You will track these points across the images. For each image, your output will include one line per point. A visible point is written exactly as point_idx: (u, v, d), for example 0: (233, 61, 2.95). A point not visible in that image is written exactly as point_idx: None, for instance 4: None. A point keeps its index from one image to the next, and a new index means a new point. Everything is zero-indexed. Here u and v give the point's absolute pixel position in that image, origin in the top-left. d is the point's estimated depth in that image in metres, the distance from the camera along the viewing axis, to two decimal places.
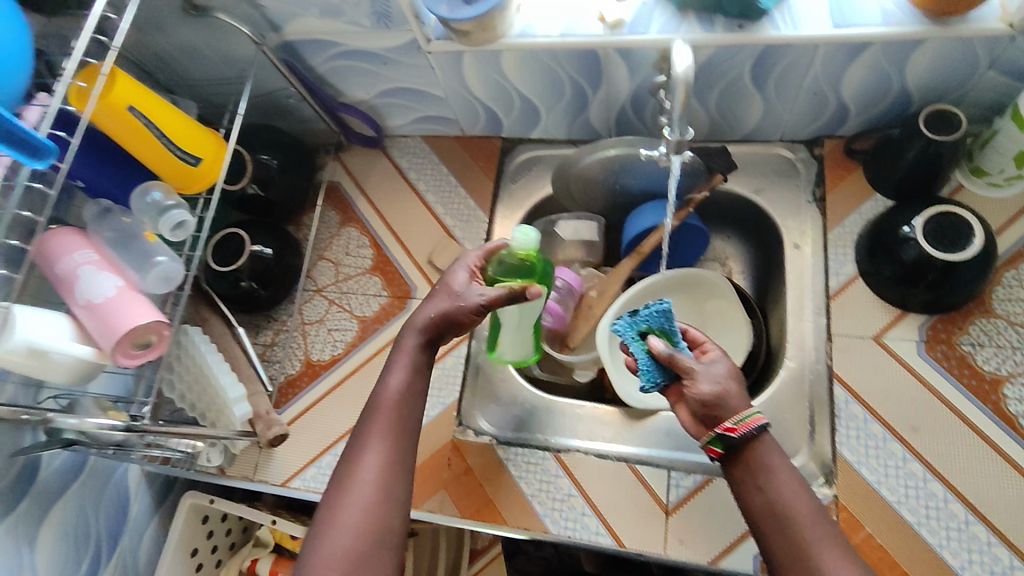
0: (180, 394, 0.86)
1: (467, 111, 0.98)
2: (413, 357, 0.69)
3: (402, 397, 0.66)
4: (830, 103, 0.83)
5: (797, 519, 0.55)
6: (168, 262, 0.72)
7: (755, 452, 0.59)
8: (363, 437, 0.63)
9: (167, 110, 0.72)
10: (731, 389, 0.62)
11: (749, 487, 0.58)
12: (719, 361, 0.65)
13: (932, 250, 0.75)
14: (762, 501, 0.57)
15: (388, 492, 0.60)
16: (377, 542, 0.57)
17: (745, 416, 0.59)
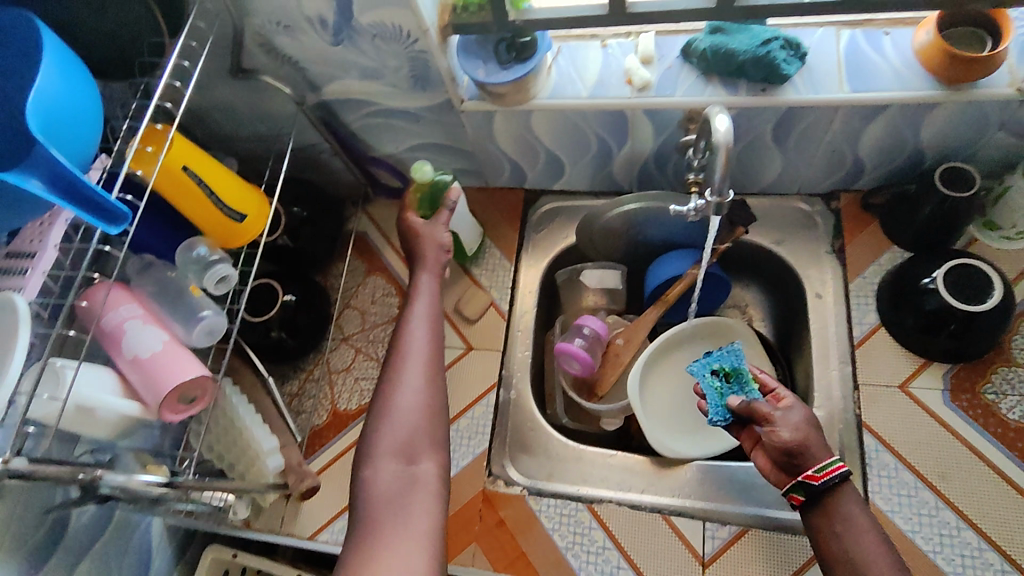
0: (208, 445, 0.84)
1: (494, 165, 1.01)
2: (432, 286, 0.83)
3: (431, 316, 0.79)
4: (847, 159, 0.87)
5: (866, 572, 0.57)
6: (213, 316, 0.73)
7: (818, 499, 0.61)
8: (402, 346, 0.76)
9: (218, 171, 0.74)
10: (812, 437, 0.65)
11: (828, 534, 0.62)
12: (798, 408, 0.67)
13: (954, 300, 0.77)
14: (835, 553, 0.60)
15: (433, 384, 0.73)
16: (428, 419, 0.70)
17: (828, 464, 0.62)
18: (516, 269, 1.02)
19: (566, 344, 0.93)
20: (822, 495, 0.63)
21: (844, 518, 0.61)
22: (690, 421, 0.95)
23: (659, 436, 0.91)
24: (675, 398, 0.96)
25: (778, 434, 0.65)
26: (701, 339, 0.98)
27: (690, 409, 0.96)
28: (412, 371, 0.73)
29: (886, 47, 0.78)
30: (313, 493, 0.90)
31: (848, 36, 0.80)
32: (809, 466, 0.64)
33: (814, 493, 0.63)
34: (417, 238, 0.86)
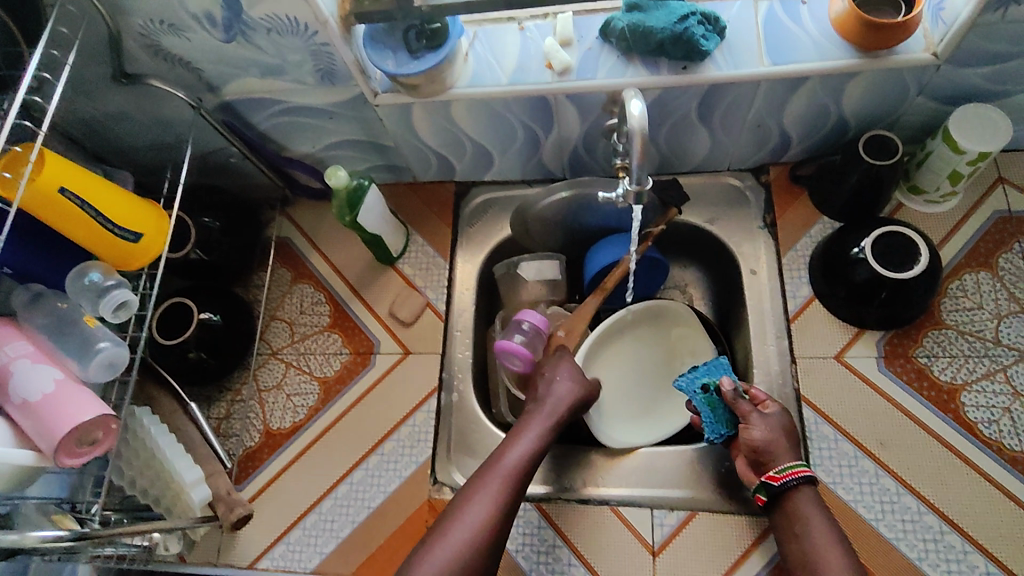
0: (131, 480, 0.80)
1: (419, 159, 0.96)
2: (543, 432, 0.75)
3: (526, 461, 0.72)
4: (773, 132, 0.86)
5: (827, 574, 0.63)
6: (112, 347, 0.67)
7: (793, 502, 0.69)
8: (482, 481, 0.70)
9: (103, 187, 0.68)
10: (779, 440, 0.72)
11: (787, 535, 0.68)
12: (775, 416, 0.73)
13: (883, 270, 0.77)
14: (799, 548, 0.66)
15: (493, 530, 0.67)
16: (472, 567, 0.64)
17: (784, 468, 0.69)
18: (451, 265, 0.98)
19: (505, 340, 0.88)
20: (782, 497, 0.69)
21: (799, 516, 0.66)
22: (641, 407, 0.94)
23: (608, 428, 0.91)
24: (621, 386, 0.95)
25: (750, 433, 0.72)
26: (646, 326, 0.97)
27: (638, 395, 0.95)
28: (474, 513, 0.67)
29: (804, 16, 0.77)
30: (246, 522, 0.85)
31: (766, 7, 0.79)
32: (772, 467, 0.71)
33: (773, 493, 0.69)
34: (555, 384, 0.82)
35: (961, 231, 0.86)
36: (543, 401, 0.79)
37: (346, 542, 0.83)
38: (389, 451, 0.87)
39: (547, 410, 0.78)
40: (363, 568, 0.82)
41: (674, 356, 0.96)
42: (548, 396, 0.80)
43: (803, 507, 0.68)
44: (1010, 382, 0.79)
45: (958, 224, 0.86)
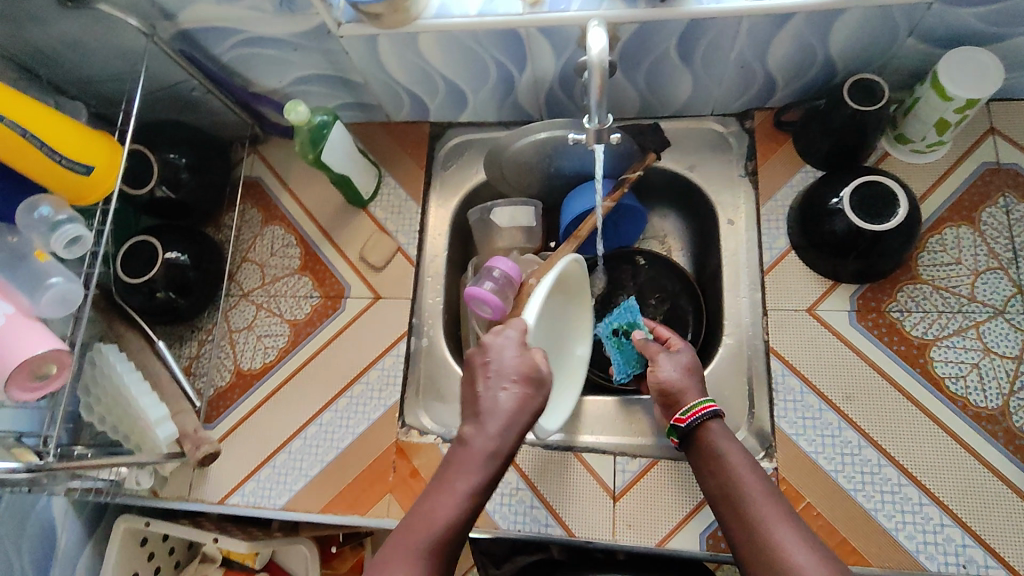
0: (100, 417, 0.80)
1: (391, 97, 0.93)
2: (472, 486, 0.57)
3: (456, 520, 0.56)
4: (757, 75, 0.82)
5: (748, 496, 0.60)
6: (65, 283, 0.66)
7: (705, 437, 0.67)
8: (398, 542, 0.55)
9: (48, 117, 0.66)
10: (688, 381, 0.72)
11: (705, 472, 0.65)
12: (685, 351, 0.76)
13: (860, 222, 0.75)
14: (717, 482, 0.64)
15: None
16: None
17: (695, 405, 0.68)
18: (423, 209, 0.96)
19: (475, 287, 0.87)
20: (692, 436, 0.68)
21: (715, 449, 0.65)
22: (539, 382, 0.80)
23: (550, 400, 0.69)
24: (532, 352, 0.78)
25: (658, 373, 0.73)
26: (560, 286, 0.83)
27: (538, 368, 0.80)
28: None
29: None
30: (214, 459, 0.86)
31: None
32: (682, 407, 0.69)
33: (682, 434, 0.68)
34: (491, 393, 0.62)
35: (946, 182, 0.83)
36: (475, 427, 0.60)
37: (313, 481, 0.84)
38: (358, 394, 0.87)
39: (479, 451, 0.58)
40: (330, 506, 0.83)
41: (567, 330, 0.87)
42: (489, 417, 0.60)
43: (715, 438, 0.66)
44: (982, 339, 0.77)
45: (944, 175, 0.84)
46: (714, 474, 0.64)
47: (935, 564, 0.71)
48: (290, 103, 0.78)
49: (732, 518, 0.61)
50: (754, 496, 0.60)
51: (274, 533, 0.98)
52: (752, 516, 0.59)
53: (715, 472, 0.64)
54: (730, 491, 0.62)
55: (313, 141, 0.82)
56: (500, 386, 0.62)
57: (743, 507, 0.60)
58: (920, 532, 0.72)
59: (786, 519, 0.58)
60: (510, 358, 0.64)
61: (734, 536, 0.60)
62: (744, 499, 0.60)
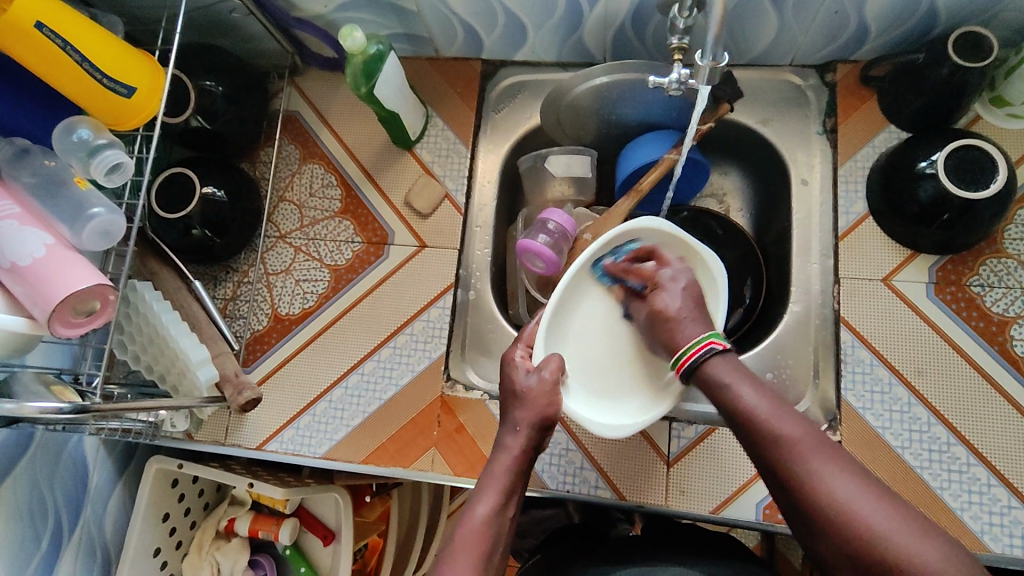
0: (134, 356, 0.76)
1: (444, 29, 0.86)
2: (507, 482, 0.60)
3: (499, 512, 0.58)
4: (849, 23, 0.76)
5: (785, 441, 0.54)
6: (107, 214, 0.61)
7: (715, 374, 0.61)
8: (453, 536, 0.57)
9: (88, 30, 0.60)
10: (688, 312, 0.67)
11: (727, 413, 0.59)
12: (671, 287, 0.69)
13: (952, 188, 0.70)
14: (743, 422, 0.57)
15: None
16: None
17: (688, 348, 0.64)
18: (473, 153, 0.91)
19: (528, 240, 0.82)
20: (699, 371, 0.63)
21: (730, 385, 0.59)
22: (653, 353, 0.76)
23: (578, 400, 0.73)
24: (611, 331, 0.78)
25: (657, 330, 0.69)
26: (633, 246, 0.78)
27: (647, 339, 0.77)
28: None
29: None
30: (256, 404, 0.83)
31: None
32: (678, 351, 0.65)
33: (691, 374, 0.63)
34: None
35: None
36: (500, 428, 0.66)
37: (354, 432, 0.81)
38: (402, 345, 0.84)
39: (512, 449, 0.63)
40: (371, 458, 0.80)
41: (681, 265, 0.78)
42: None
43: (718, 374, 0.61)
44: None
45: None
46: (736, 420, 0.58)
47: (999, 545, 0.69)
48: (344, 28, 0.72)
49: (771, 465, 0.54)
50: (793, 442, 0.53)
51: (307, 479, 0.97)
52: (792, 466, 0.53)
53: (737, 420, 0.58)
54: (757, 440, 0.56)
55: (365, 74, 0.76)
56: (507, 405, 0.67)
57: (783, 455, 0.53)
58: (986, 512, 0.70)
59: (839, 466, 0.51)
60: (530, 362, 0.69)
61: (781, 492, 0.54)
62: (779, 448, 0.54)
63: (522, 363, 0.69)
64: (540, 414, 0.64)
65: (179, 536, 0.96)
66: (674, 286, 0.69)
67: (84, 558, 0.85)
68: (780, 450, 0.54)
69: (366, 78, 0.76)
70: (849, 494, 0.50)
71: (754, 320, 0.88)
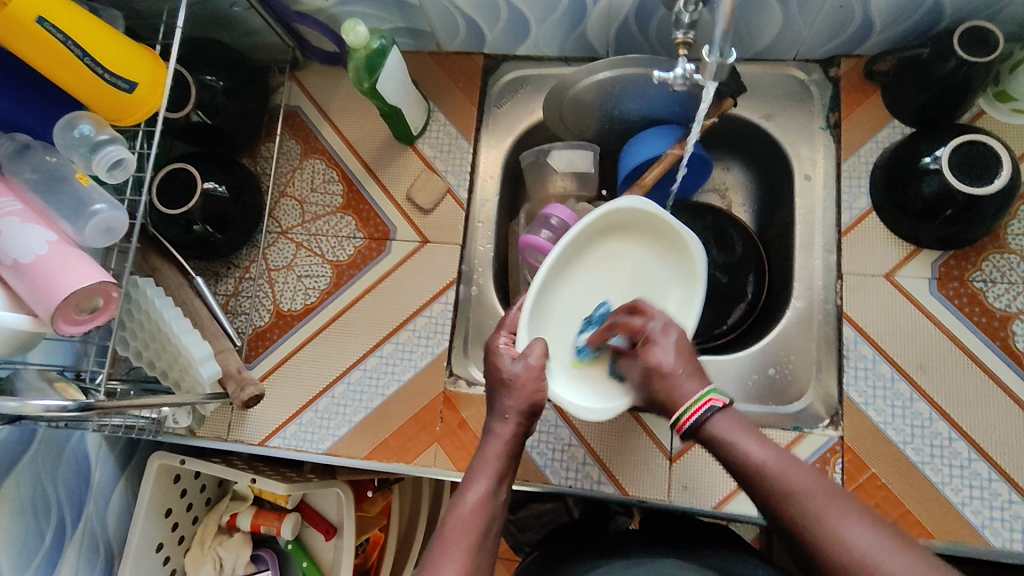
0: (136, 352, 0.76)
1: (446, 23, 0.85)
2: (496, 468, 0.60)
3: (488, 497, 0.57)
4: (854, 17, 0.75)
5: (796, 494, 0.51)
6: (109, 211, 0.61)
7: (716, 431, 0.58)
8: (444, 520, 0.56)
9: (88, 23, 0.60)
10: (683, 365, 0.62)
11: (734, 471, 0.56)
12: (664, 339, 0.65)
13: (956, 183, 0.70)
14: (753, 479, 0.54)
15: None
16: None
17: (688, 408, 0.59)
18: (475, 148, 0.91)
19: (530, 235, 0.82)
20: (701, 431, 0.59)
21: (734, 440, 0.56)
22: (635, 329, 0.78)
23: (558, 378, 0.74)
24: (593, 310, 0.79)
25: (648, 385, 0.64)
26: (620, 227, 0.79)
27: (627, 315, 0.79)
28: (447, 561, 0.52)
29: None
30: (258, 401, 0.82)
31: None
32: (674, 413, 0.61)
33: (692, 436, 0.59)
34: (502, 383, 0.65)
35: None
36: (488, 415, 0.65)
37: (357, 428, 0.81)
38: (404, 340, 0.84)
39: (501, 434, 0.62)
40: (375, 453, 0.80)
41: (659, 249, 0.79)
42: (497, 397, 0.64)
43: (724, 435, 0.57)
44: None
45: None
46: (743, 477, 0.55)
47: (999, 540, 0.69)
48: (348, 22, 0.72)
49: (785, 522, 0.52)
50: (805, 496, 0.51)
51: (309, 475, 0.97)
52: (807, 522, 0.50)
53: (745, 477, 0.55)
54: (767, 496, 0.53)
55: (368, 68, 0.75)
56: (493, 391, 0.65)
57: (795, 510, 0.51)
58: (987, 507, 0.70)
59: (855, 516, 0.49)
60: (513, 349, 0.68)
61: (802, 550, 0.51)
62: (791, 503, 0.51)
63: (505, 349, 0.68)
64: (529, 401, 0.64)
65: (181, 531, 0.96)
66: (664, 337, 0.65)
67: (86, 554, 0.85)
68: (790, 502, 0.51)
69: (370, 73, 0.75)
70: (870, 549, 0.47)
71: (757, 315, 0.88)
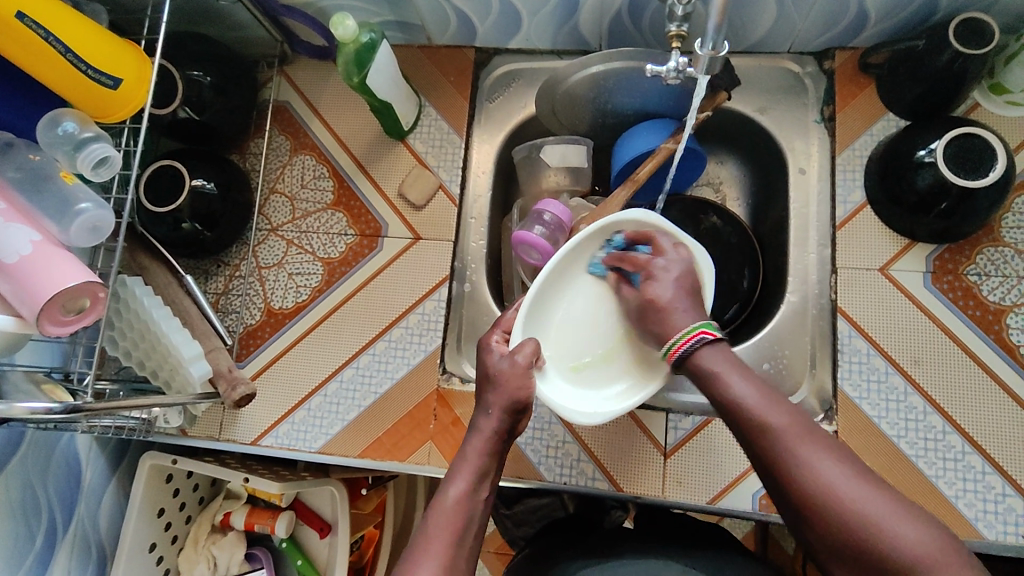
0: (126, 352, 0.75)
1: (437, 16, 0.84)
2: (480, 462, 0.59)
3: (470, 492, 0.57)
4: (848, 9, 0.75)
5: (774, 429, 0.53)
6: (94, 210, 0.59)
7: (704, 362, 0.59)
8: (425, 516, 0.56)
9: (71, 19, 0.58)
10: (681, 299, 0.65)
11: (715, 401, 0.58)
12: (667, 272, 0.67)
13: (951, 176, 0.69)
14: (734, 412, 0.56)
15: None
16: None
17: (678, 339, 0.61)
18: (467, 144, 0.90)
19: (523, 231, 0.82)
20: (690, 360, 0.60)
21: (720, 373, 0.58)
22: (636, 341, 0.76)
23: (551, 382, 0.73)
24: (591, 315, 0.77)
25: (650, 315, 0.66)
26: None
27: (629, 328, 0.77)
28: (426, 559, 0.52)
29: None
30: (250, 400, 0.81)
31: None
32: (668, 341, 0.63)
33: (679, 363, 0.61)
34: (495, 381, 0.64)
35: None
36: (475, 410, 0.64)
37: (350, 426, 0.81)
38: (397, 338, 0.83)
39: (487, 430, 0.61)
40: (368, 451, 0.80)
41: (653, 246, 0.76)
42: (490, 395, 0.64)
43: (711, 365, 0.59)
44: None
45: None
46: (723, 408, 0.57)
47: (992, 532, 0.69)
48: (336, 15, 0.70)
49: (761, 454, 0.54)
50: (784, 431, 0.53)
51: (303, 473, 0.97)
52: (783, 457, 0.52)
53: (725, 408, 0.57)
54: (745, 429, 0.55)
55: (357, 62, 0.74)
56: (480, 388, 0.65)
57: (772, 445, 0.53)
58: (980, 500, 0.70)
59: (829, 455, 0.51)
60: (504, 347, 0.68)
61: (773, 483, 0.53)
62: (768, 437, 0.53)
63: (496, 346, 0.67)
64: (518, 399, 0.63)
65: (175, 531, 0.95)
66: (671, 271, 0.67)
67: (78, 555, 0.84)
68: (768, 435, 0.53)
69: (359, 67, 0.74)
70: (841, 487, 0.50)
71: (750, 311, 0.88)
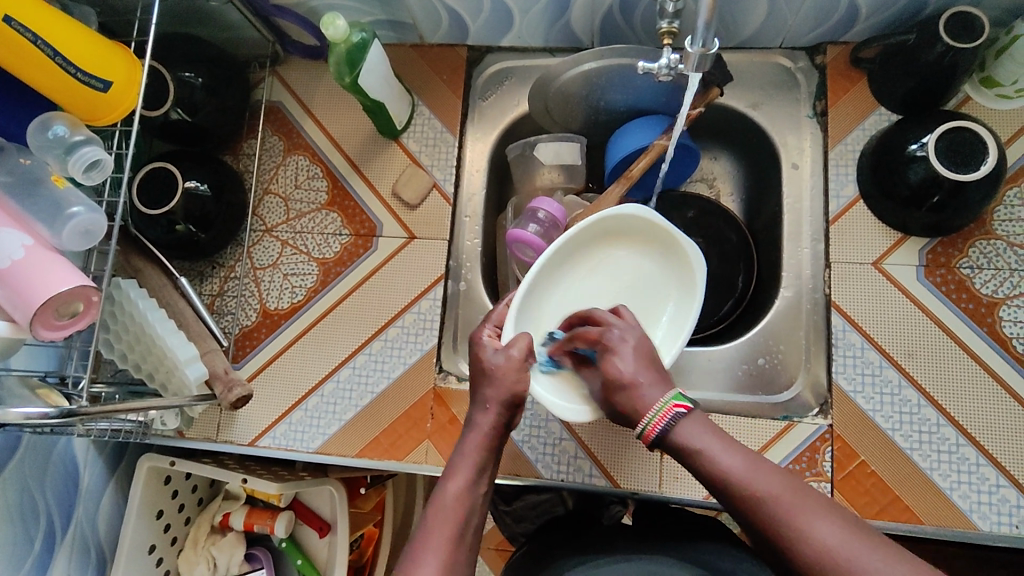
0: (121, 355, 0.75)
1: (428, 15, 0.84)
2: (476, 461, 0.59)
3: (468, 490, 0.57)
4: (839, 4, 0.75)
5: (766, 496, 0.50)
6: (87, 213, 0.59)
7: (681, 436, 0.55)
8: (425, 516, 0.56)
9: (59, 22, 0.58)
10: (646, 372, 0.59)
11: (701, 474, 0.54)
12: (628, 342, 0.62)
13: (942, 169, 0.69)
14: (722, 485, 0.53)
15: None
16: None
17: (653, 416, 0.56)
18: (460, 143, 0.90)
19: (517, 230, 0.82)
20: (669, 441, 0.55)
21: (700, 446, 0.54)
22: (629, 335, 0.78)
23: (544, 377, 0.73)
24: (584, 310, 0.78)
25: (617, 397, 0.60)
26: (619, 234, 0.78)
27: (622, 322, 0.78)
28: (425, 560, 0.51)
29: None
30: (246, 401, 0.81)
31: None
32: (642, 421, 0.57)
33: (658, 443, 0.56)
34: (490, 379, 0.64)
35: None
36: (471, 406, 0.64)
37: (347, 426, 0.81)
38: (392, 337, 0.83)
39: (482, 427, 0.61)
40: (366, 451, 0.80)
41: (638, 242, 0.79)
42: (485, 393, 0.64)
43: (691, 442, 0.54)
44: None
45: None
46: (711, 482, 0.54)
47: (987, 523, 0.70)
48: (327, 15, 0.70)
49: (757, 524, 0.50)
50: (777, 499, 0.50)
51: (301, 473, 0.97)
52: (780, 525, 0.49)
53: (713, 482, 0.53)
54: (736, 499, 0.52)
55: (348, 61, 0.74)
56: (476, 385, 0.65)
57: (767, 512, 0.50)
58: (975, 491, 0.70)
59: (826, 517, 0.48)
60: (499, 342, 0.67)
61: (777, 555, 0.50)
62: (762, 506, 0.50)
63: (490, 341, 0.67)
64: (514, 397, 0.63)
65: (174, 533, 0.95)
66: (626, 340, 0.62)
67: (77, 558, 0.84)
68: (764, 508, 0.50)
69: (350, 66, 0.74)
70: (847, 551, 0.46)
71: (746, 306, 0.89)
